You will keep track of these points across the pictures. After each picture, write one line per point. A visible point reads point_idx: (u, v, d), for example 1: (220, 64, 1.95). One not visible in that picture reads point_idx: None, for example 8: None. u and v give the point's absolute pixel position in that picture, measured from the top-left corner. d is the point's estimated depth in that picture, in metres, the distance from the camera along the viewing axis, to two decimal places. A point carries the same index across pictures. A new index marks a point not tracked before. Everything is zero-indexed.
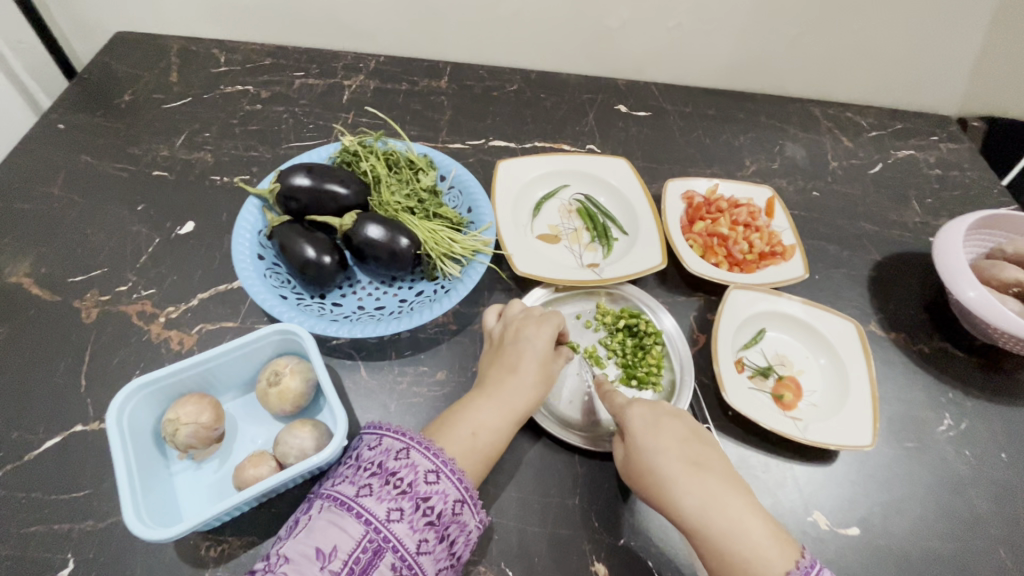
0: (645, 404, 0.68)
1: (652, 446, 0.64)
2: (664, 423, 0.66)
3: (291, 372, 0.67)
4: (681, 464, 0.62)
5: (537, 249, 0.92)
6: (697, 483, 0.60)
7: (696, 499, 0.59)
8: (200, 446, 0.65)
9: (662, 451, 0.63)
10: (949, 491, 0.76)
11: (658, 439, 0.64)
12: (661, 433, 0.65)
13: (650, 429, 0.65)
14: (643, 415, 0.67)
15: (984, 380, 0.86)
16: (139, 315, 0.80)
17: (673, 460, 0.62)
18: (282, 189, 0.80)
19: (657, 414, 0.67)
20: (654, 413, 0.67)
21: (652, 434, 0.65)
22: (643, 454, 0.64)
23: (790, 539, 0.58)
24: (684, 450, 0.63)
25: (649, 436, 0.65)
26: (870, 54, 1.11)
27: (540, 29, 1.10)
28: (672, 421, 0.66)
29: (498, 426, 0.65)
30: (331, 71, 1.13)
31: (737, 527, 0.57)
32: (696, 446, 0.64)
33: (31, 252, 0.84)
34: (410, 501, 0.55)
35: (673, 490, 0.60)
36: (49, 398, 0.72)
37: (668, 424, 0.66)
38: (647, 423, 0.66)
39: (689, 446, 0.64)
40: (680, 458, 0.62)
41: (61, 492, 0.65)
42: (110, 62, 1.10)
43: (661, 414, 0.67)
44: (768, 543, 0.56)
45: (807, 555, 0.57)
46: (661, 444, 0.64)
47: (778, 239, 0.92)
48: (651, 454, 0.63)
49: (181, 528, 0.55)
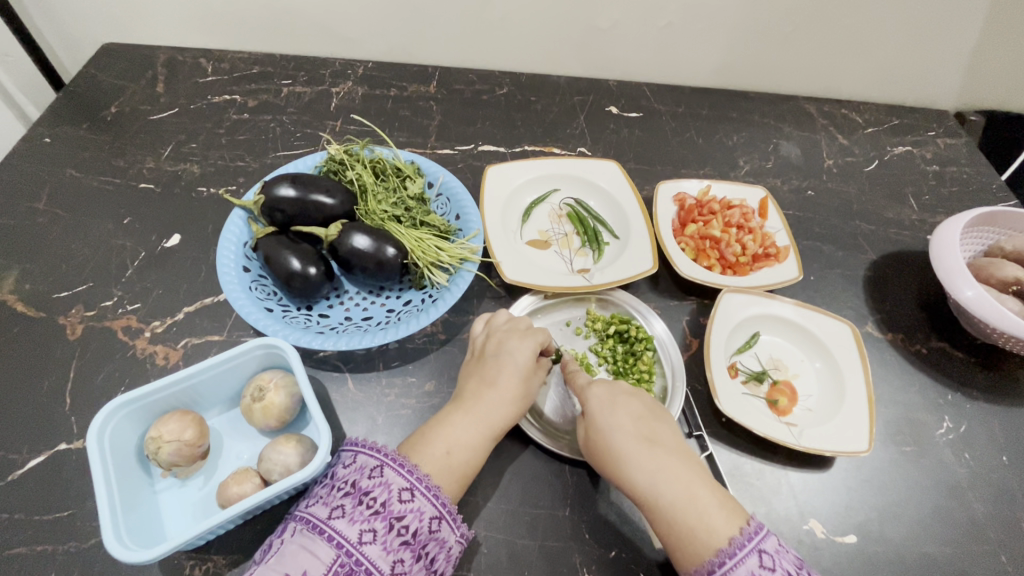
0: (602, 384, 0.69)
1: (607, 423, 0.64)
2: (619, 400, 0.66)
3: (275, 387, 0.66)
4: (635, 441, 0.62)
5: (526, 255, 0.91)
6: (649, 458, 0.61)
7: (647, 473, 0.60)
8: (184, 464, 0.64)
9: (618, 428, 0.64)
10: (948, 495, 0.75)
11: (614, 416, 0.65)
12: (617, 410, 0.65)
13: (606, 407, 0.66)
14: (600, 394, 0.67)
15: (984, 381, 0.84)
16: (125, 330, 0.79)
17: (627, 437, 0.63)
18: (266, 200, 0.78)
19: (613, 392, 0.67)
20: (613, 392, 0.67)
21: (608, 412, 0.65)
22: (599, 431, 0.64)
23: (740, 509, 0.58)
24: (638, 427, 0.64)
25: (605, 413, 0.65)
26: (864, 50, 1.09)
27: (528, 32, 1.08)
28: (628, 399, 0.67)
29: (475, 444, 0.64)
30: (318, 78, 1.12)
31: (684, 497, 0.58)
32: (650, 422, 0.65)
33: (17, 268, 0.84)
34: (383, 522, 0.55)
35: (627, 466, 0.61)
36: (33, 416, 0.71)
37: (623, 402, 0.66)
38: (603, 402, 0.66)
39: (643, 423, 0.64)
40: (633, 434, 0.63)
41: (45, 512, 0.64)
42: (96, 73, 1.09)
43: (619, 393, 0.68)
44: (716, 511, 0.57)
45: (754, 522, 0.56)
46: (616, 421, 0.64)
47: (771, 240, 0.91)
48: (606, 431, 0.64)
49: (161, 550, 0.54)
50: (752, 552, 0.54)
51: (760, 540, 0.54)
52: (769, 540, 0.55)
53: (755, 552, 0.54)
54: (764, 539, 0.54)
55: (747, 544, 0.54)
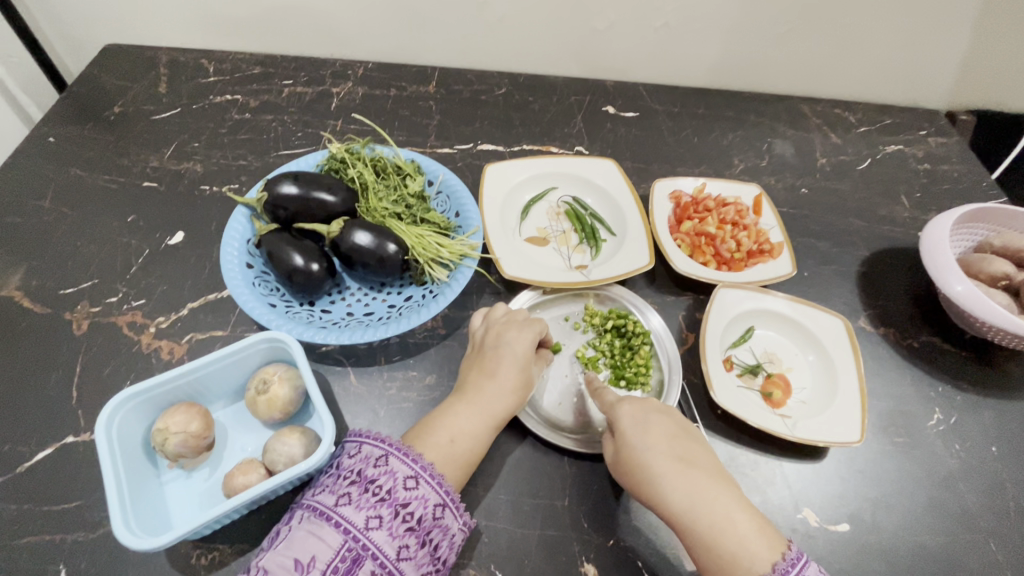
0: (634, 402, 0.69)
1: (641, 442, 0.65)
2: (652, 419, 0.67)
3: (279, 380, 0.68)
4: (669, 461, 0.63)
5: (525, 251, 0.92)
6: (685, 479, 0.61)
7: (683, 494, 0.60)
8: (190, 455, 0.66)
9: (652, 447, 0.64)
10: (939, 485, 0.76)
11: (647, 436, 0.65)
12: (650, 429, 0.66)
13: (638, 426, 0.66)
14: (632, 413, 0.68)
15: (974, 374, 0.86)
16: (130, 326, 0.80)
17: (662, 457, 0.63)
18: (269, 198, 0.80)
19: (645, 411, 0.68)
20: (644, 411, 0.68)
21: (641, 431, 0.66)
22: (632, 450, 0.65)
23: (776, 533, 0.59)
24: (672, 446, 0.64)
25: (638, 432, 0.66)
26: (856, 51, 1.11)
27: (526, 32, 1.10)
28: (660, 419, 0.67)
29: (476, 432, 0.66)
30: (319, 79, 1.14)
31: (723, 521, 0.58)
32: (683, 442, 0.65)
33: (22, 265, 0.85)
34: (389, 508, 0.57)
35: (661, 485, 0.61)
36: (41, 409, 0.72)
37: (657, 422, 0.67)
38: (636, 421, 0.67)
39: (677, 442, 0.65)
40: (668, 455, 0.63)
41: (54, 503, 0.66)
42: (99, 73, 1.10)
43: (650, 413, 0.68)
44: (754, 535, 0.57)
45: (793, 548, 0.57)
46: (650, 440, 0.65)
47: (765, 237, 0.93)
48: (640, 450, 0.64)
49: (170, 538, 0.55)
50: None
51: (802, 567, 0.56)
52: (809, 567, 0.56)
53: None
54: (805, 566, 0.56)
55: (790, 570, 0.55)
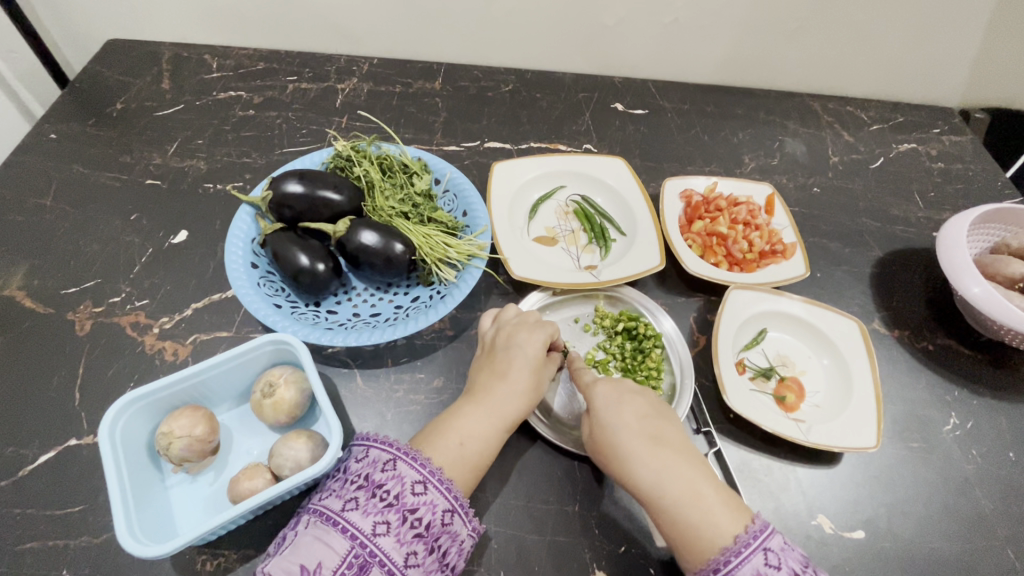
0: (609, 382, 0.69)
1: (613, 420, 0.65)
2: (626, 399, 0.67)
3: (285, 382, 0.67)
4: (639, 438, 0.63)
5: (534, 251, 0.91)
6: (654, 456, 0.61)
7: (651, 471, 0.60)
8: (195, 459, 0.65)
9: (622, 426, 0.64)
10: (955, 492, 0.75)
11: (618, 414, 0.65)
12: (621, 408, 0.66)
13: (611, 405, 0.66)
14: (605, 392, 0.67)
15: (990, 377, 0.85)
16: (134, 326, 0.79)
17: (633, 435, 0.63)
18: (274, 196, 0.79)
19: (619, 390, 0.68)
20: (617, 390, 0.68)
21: (612, 410, 0.65)
22: (604, 428, 0.64)
23: (745, 509, 0.58)
24: (643, 425, 0.64)
25: (609, 411, 0.65)
26: (870, 48, 1.09)
27: (533, 28, 1.08)
28: (634, 397, 0.67)
29: (487, 436, 0.65)
30: (324, 75, 1.12)
31: (689, 497, 0.58)
32: (654, 420, 0.65)
33: (24, 265, 0.84)
34: (397, 514, 0.55)
35: (631, 463, 0.61)
36: (43, 411, 0.71)
37: (630, 401, 0.67)
38: (609, 400, 0.67)
39: (648, 421, 0.64)
40: (638, 433, 0.63)
41: (57, 507, 0.65)
42: (101, 69, 1.09)
43: (624, 392, 0.68)
44: (721, 511, 0.57)
45: (759, 521, 0.56)
46: (622, 419, 0.64)
47: (778, 237, 0.91)
48: (612, 429, 0.64)
49: (175, 545, 0.54)
50: (757, 550, 0.54)
51: (766, 539, 0.55)
52: (775, 539, 0.55)
53: (761, 549, 0.54)
54: (770, 537, 0.55)
55: (753, 542, 0.54)
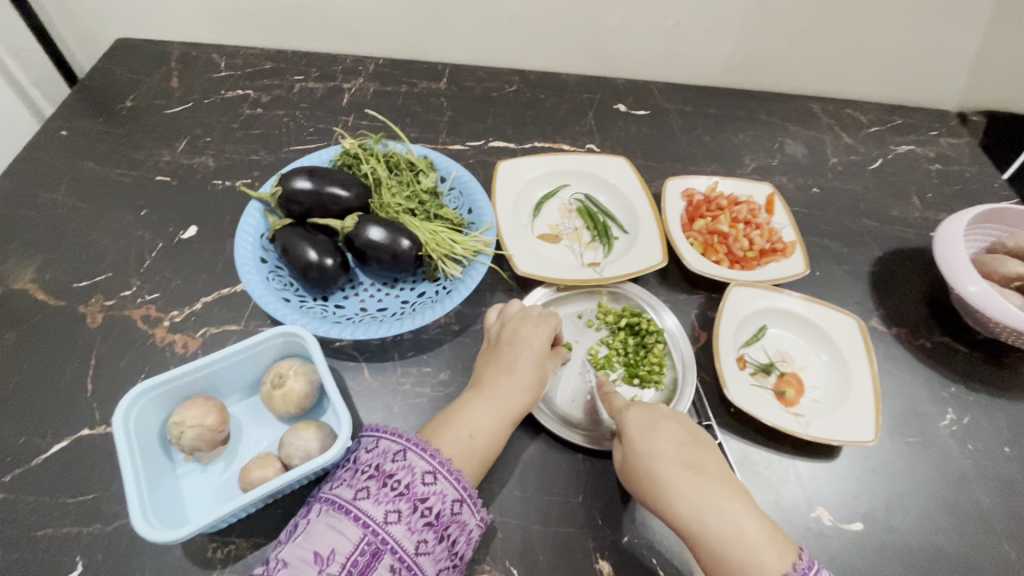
0: (643, 409, 0.69)
1: (650, 449, 0.65)
2: (661, 426, 0.67)
3: (295, 374, 0.68)
4: (677, 467, 0.63)
5: (538, 249, 0.92)
6: (693, 486, 0.61)
7: (692, 501, 0.60)
8: (206, 448, 0.66)
9: (659, 454, 0.64)
10: (952, 485, 0.76)
11: (655, 442, 0.65)
12: (657, 436, 0.66)
13: (646, 433, 0.67)
14: (639, 418, 0.68)
15: (987, 374, 0.86)
16: (145, 319, 0.80)
17: (670, 464, 0.63)
18: (283, 193, 0.80)
19: (654, 417, 0.68)
20: (651, 416, 0.68)
21: (648, 437, 0.66)
22: (641, 457, 0.65)
23: (788, 541, 0.59)
24: (680, 453, 0.64)
25: (645, 438, 0.66)
26: (869, 51, 1.11)
27: (537, 30, 1.10)
28: (668, 424, 0.68)
29: (493, 428, 0.66)
30: (331, 75, 1.14)
31: (733, 529, 0.58)
32: (691, 448, 0.65)
33: (36, 258, 0.85)
34: (407, 503, 0.57)
35: (669, 493, 0.62)
36: (56, 402, 0.72)
37: (665, 428, 0.67)
38: (644, 427, 0.67)
39: (685, 449, 0.65)
40: (676, 461, 0.64)
41: (70, 495, 0.66)
42: (111, 68, 1.10)
43: (659, 418, 0.68)
44: (765, 545, 0.57)
45: (804, 556, 0.57)
46: (658, 447, 0.65)
47: (778, 236, 0.93)
48: (649, 457, 0.64)
49: (188, 530, 0.55)
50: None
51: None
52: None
53: None
54: (817, 573, 0.56)
55: None
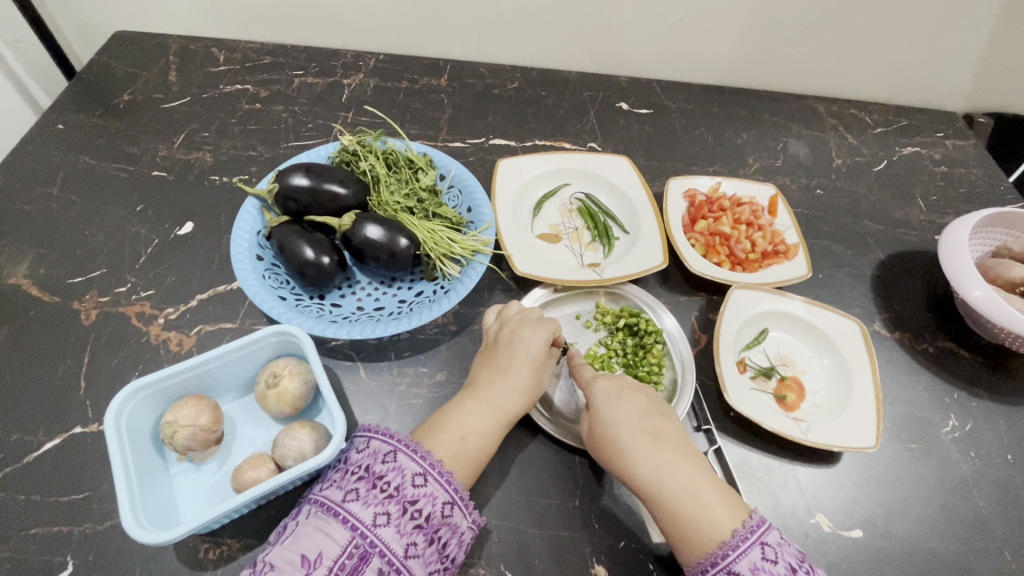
0: (609, 378, 0.69)
1: (613, 416, 0.65)
2: (625, 395, 0.67)
3: (290, 374, 0.67)
4: (639, 434, 0.63)
5: (537, 248, 0.91)
6: (654, 452, 0.62)
7: (652, 466, 0.61)
8: (199, 448, 0.65)
9: (623, 422, 0.64)
10: (953, 492, 0.75)
11: (620, 411, 0.65)
12: (621, 405, 0.66)
13: (611, 402, 0.66)
14: (605, 387, 0.68)
15: (990, 380, 0.85)
16: (139, 317, 0.80)
17: (632, 431, 0.64)
18: (280, 189, 0.79)
19: (619, 386, 0.68)
20: (618, 387, 0.68)
21: (613, 406, 0.66)
22: (605, 424, 0.65)
23: (741, 503, 0.59)
24: (643, 421, 0.65)
25: (610, 407, 0.66)
26: (876, 50, 1.09)
27: (540, 27, 1.09)
28: (634, 394, 0.68)
29: (488, 431, 0.65)
30: (331, 70, 1.13)
31: (689, 492, 0.59)
32: (654, 416, 0.66)
33: (31, 254, 0.84)
34: (397, 505, 0.56)
35: (631, 459, 0.62)
36: (48, 400, 0.72)
37: (629, 397, 0.67)
38: (609, 396, 0.67)
39: (648, 417, 0.65)
40: (638, 428, 0.64)
41: (61, 494, 0.65)
42: (108, 61, 1.09)
43: (624, 388, 0.68)
44: (719, 506, 0.58)
45: (756, 516, 0.58)
46: (621, 414, 0.65)
47: (780, 238, 0.92)
48: (612, 424, 0.65)
49: (179, 532, 0.54)
50: (755, 544, 0.55)
51: (762, 533, 0.56)
52: (771, 533, 0.56)
53: (758, 544, 0.55)
54: (766, 532, 0.56)
55: (750, 537, 0.55)
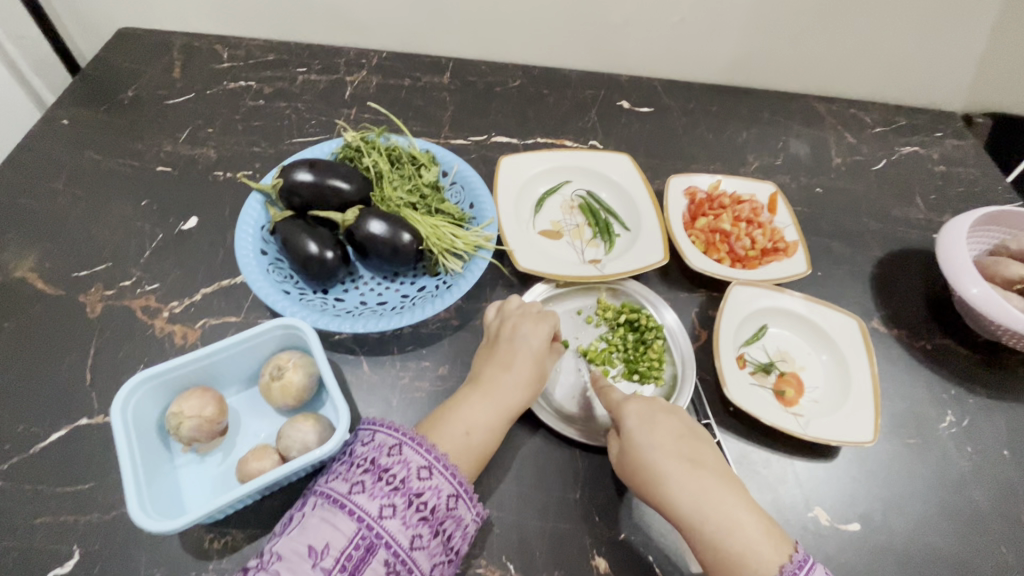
0: (641, 400, 0.69)
1: (648, 441, 0.65)
2: (659, 418, 0.67)
3: (294, 366, 0.68)
4: (677, 461, 0.64)
5: (539, 244, 0.92)
6: (694, 481, 0.62)
7: (692, 495, 0.61)
8: (204, 439, 0.66)
9: (659, 448, 0.65)
10: (950, 487, 0.76)
11: (654, 435, 0.66)
12: (656, 429, 0.66)
13: (645, 426, 0.67)
14: (638, 411, 0.68)
15: (986, 377, 0.86)
16: (144, 310, 0.80)
17: (669, 457, 0.64)
18: (284, 185, 0.80)
19: (653, 409, 0.68)
20: (651, 410, 0.68)
21: (648, 430, 0.66)
22: (640, 449, 0.65)
23: (783, 535, 0.60)
24: (679, 446, 0.65)
25: (645, 431, 0.66)
26: (876, 50, 1.10)
27: (542, 26, 1.10)
28: (667, 417, 0.68)
29: (491, 424, 0.66)
30: (333, 67, 1.13)
31: (732, 523, 0.59)
32: (689, 441, 0.66)
33: (36, 247, 0.85)
34: (402, 497, 0.57)
35: (669, 486, 0.62)
36: (54, 391, 0.72)
37: (663, 421, 0.67)
38: (643, 419, 0.67)
39: (683, 443, 0.65)
40: (676, 455, 0.64)
41: (67, 484, 0.66)
42: (112, 57, 1.10)
43: (657, 411, 0.68)
44: (762, 538, 0.59)
45: (800, 550, 0.59)
46: (658, 440, 0.65)
47: (780, 236, 0.92)
48: (648, 450, 0.65)
49: (186, 520, 0.55)
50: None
51: (808, 569, 0.57)
52: (816, 568, 0.58)
53: None
54: (813, 567, 0.58)
55: (798, 573, 0.57)
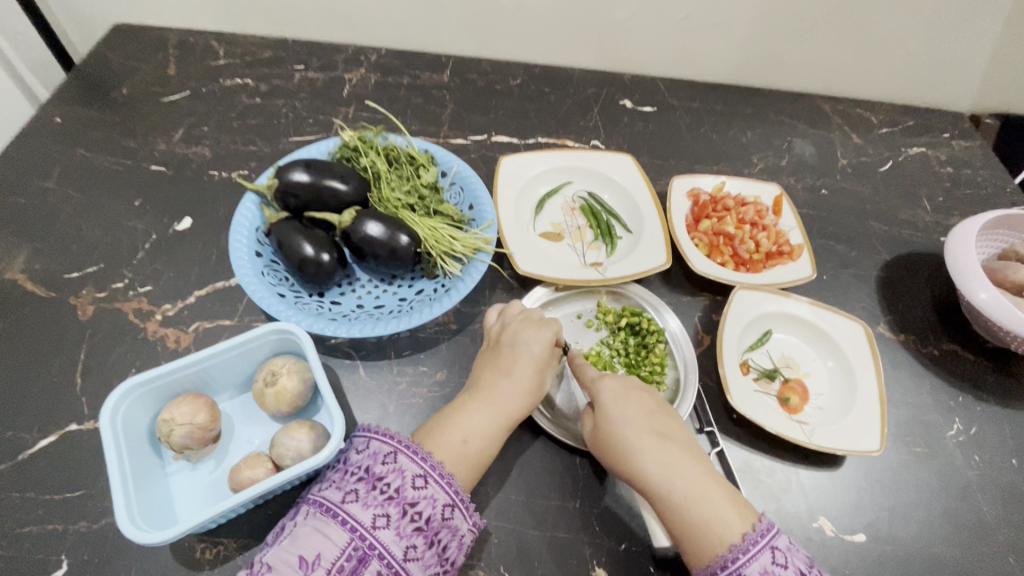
0: (615, 378, 0.69)
1: (620, 416, 0.64)
2: (632, 395, 0.67)
3: (288, 372, 0.66)
4: (648, 434, 0.63)
5: (539, 247, 0.90)
6: (663, 453, 0.61)
7: (661, 467, 0.60)
8: (196, 447, 0.64)
9: (630, 422, 0.64)
10: (956, 497, 0.75)
11: (625, 410, 0.65)
12: (629, 404, 0.66)
13: (618, 401, 0.66)
14: (611, 387, 0.67)
15: (995, 384, 0.84)
16: (136, 313, 0.79)
17: (640, 431, 0.63)
18: (280, 185, 0.78)
19: (626, 386, 0.68)
20: (625, 387, 0.68)
21: (620, 405, 0.65)
22: (612, 424, 0.64)
23: (751, 507, 0.58)
24: (651, 421, 0.64)
25: (617, 406, 0.65)
26: (883, 49, 1.08)
27: (543, 23, 1.08)
28: (639, 394, 0.67)
29: (491, 433, 0.65)
30: (331, 64, 1.12)
31: (698, 493, 0.58)
32: (661, 417, 0.65)
33: (26, 248, 0.83)
34: (397, 507, 0.55)
35: (639, 458, 0.61)
36: (44, 396, 0.71)
37: (635, 397, 0.67)
38: (616, 395, 0.67)
39: (654, 418, 0.65)
40: (647, 428, 0.63)
41: (56, 492, 0.64)
42: (107, 54, 1.08)
43: (630, 389, 0.68)
44: (729, 508, 0.57)
45: (765, 519, 0.56)
46: (629, 414, 0.64)
47: (785, 239, 0.91)
48: (619, 423, 0.64)
49: (175, 532, 0.54)
50: (766, 548, 0.54)
51: (772, 537, 0.55)
52: (780, 538, 0.55)
53: (768, 548, 0.54)
54: (776, 536, 0.55)
55: (760, 541, 0.54)
